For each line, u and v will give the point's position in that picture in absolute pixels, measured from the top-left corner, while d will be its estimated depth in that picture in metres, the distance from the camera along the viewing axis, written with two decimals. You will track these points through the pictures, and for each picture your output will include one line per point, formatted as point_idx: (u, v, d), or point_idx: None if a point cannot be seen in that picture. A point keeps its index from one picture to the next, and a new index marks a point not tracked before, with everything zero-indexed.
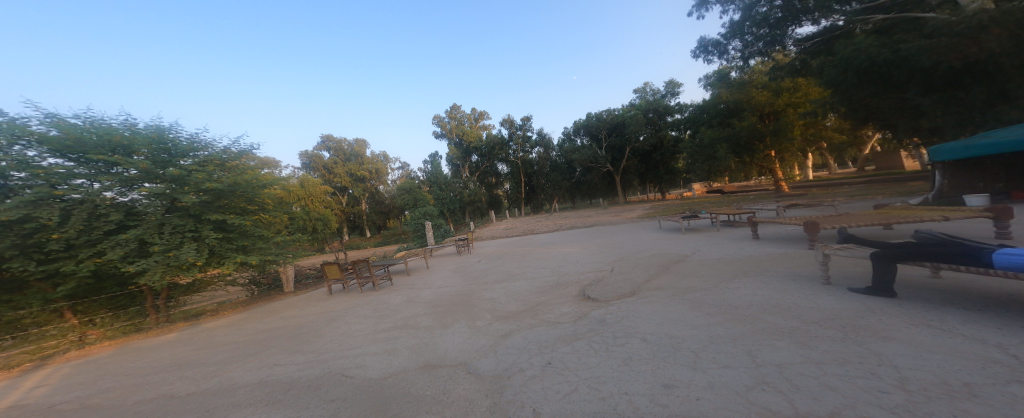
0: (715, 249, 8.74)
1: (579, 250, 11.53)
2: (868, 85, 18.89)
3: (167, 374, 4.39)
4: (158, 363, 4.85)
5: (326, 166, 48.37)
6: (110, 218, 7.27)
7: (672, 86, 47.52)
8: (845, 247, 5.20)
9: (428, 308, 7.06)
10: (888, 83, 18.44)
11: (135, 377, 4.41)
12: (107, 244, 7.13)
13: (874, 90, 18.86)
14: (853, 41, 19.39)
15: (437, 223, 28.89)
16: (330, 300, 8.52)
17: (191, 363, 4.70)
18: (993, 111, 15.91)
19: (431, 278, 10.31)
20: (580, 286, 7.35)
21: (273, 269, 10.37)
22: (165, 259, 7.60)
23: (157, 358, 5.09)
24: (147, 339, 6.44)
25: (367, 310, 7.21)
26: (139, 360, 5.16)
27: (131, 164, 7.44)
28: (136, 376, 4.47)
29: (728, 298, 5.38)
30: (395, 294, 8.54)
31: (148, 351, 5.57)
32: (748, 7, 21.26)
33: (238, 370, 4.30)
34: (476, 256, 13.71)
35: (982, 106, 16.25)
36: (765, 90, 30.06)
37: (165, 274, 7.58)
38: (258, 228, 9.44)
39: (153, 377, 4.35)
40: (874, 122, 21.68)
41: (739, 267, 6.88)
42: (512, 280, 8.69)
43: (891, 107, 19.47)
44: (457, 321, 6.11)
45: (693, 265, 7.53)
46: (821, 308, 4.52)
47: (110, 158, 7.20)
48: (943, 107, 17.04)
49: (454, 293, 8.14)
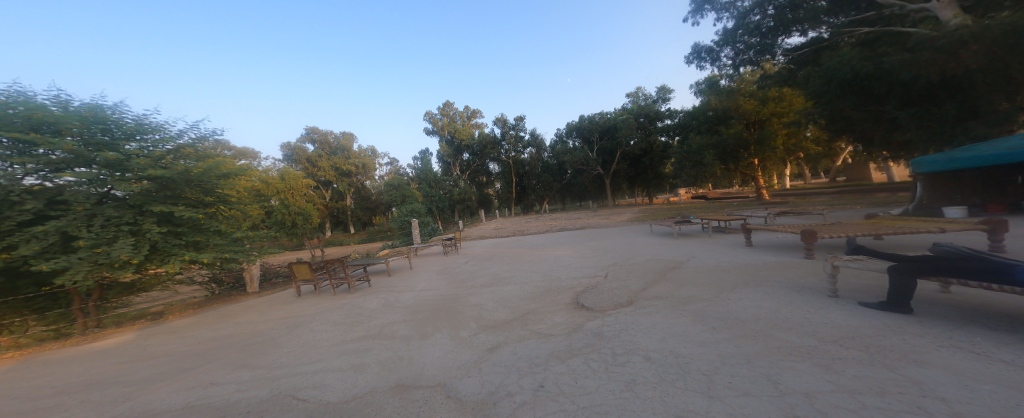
0: (711, 256, 8.38)
1: (570, 253, 11.05)
2: (851, 97, 19.13)
3: (68, 397, 3.61)
4: (63, 382, 4.03)
5: (311, 159, 46.61)
6: (23, 207, 6.27)
7: (662, 92, 48.06)
8: (856, 258, 4.70)
9: (407, 315, 6.41)
10: (870, 95, 18.72)
11: (25, 402, 3.61)
12: (19, 238, 6.11)
13: (857, 102, 19.16)
14: (839, 53, 19.85)
15: (425, 220, 28.03)
16: (298, 303, 7.72)
17: (105, 383, 3.92)
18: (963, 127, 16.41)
19: (413, 279, 9.64)
20: (573, 292, 6.86)
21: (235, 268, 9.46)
22: (93, 256, 6.61)
23: (65, 375, 4.27)
24: (63, 351, 5.51)
25: (338, 315, 6.51)
26: (42, 378, 4.32)
27: (54, 145, 6.44)
28: (27, 400, 3.66)
29: (732, 309, 4.91)
30: (372, 297, 7.82)
31: (59, 365, 4.71)
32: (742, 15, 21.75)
33: (159, 393, 3.56)
34: (464, 257, 13.05)
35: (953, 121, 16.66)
36: (752, 99, 30.53)
37: (92, 274, 6.60)
38: (214, 222, 8.52)
39: (49, 401, 3.56)
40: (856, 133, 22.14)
41: (739, 274, 6.49)
42: (499, 285, 8.12)
43: (872, 119, 19.86)
44: (439, 331, 5.51)
45: (691, 272, 7.15)
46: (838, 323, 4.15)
47: (25, 137, 6.18)
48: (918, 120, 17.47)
49: (437, 298, 7.51)
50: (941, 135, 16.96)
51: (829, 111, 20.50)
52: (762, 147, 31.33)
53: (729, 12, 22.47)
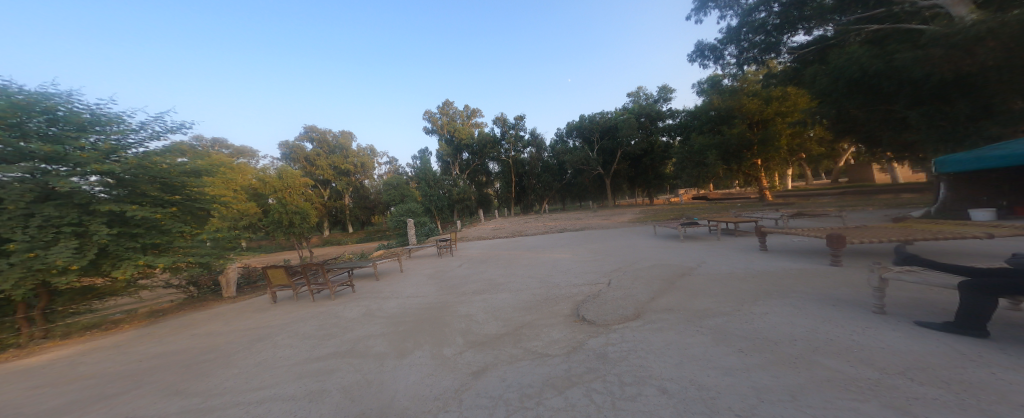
0: (723, 261, 7.69)
1: (570, 256, 10.38)
2: (859, 97, 18.44)
3: None
4: None
5: (308, 158, 45.89)
6: None
7: (664, 92, 47.45)
8: (907, 270, 3.92)
9: (387, 326, 5.75)
10: (880, 94, 18.00)
11: None
12: None
13: (866, 101, 18.47)
14: (847, 51, 18.85)
15: (422, 220, 27.41)
16: (271, 311, 7.04)
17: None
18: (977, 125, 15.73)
19: (402, 284, 8.98)
20: (572, 302, 6.17)
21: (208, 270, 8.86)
22: (27, 261, 5.97)
23: None
24: None
25: (310, 326, 5.83)
26: None
27: None
28: None
29: (760, 325, 4.16)
30: (352, 305, 7.14)
31: None
32: (747, 13, 21.07)
33: None
34: (458, 260, 12.40)
35: (967, 120, 15.94)
36: (756, 99, 29.90)
37: (26, 280, 5.98)
38: (177, 223, 7.83)
39: None
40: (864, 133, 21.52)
41: (760, 283, 5.76)
42: (492, 292, 7.45)
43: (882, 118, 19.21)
44: (419, 348, 4.82)
45: (703, 280, 6.45)
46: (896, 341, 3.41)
47: None
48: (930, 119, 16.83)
49: (423, 306, 6.85)
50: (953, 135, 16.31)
51: (838, 110, 19.76)
52: (766, 147, 30.58)
53: (732, 10, 21.85)
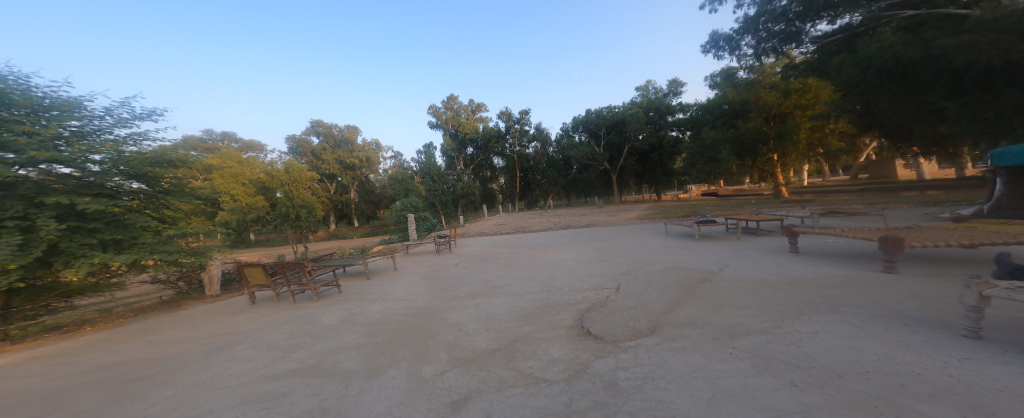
0: (749, 265, 6.80)
1: (574, 256, 9.61)
2: (890, 87, 17.07)
3: None
4: None
5: (314, 152, 45.99)
6: None
7: (674, 85, 46.03)
8: (1017, 287, 3.02)
9: (366, 336, 5.07)
10: (913, 84, 16.61)
11: None
12: None
13: (897, 91, 17.13)
14: (879, 38, 17.34)
15: (422, 215, 26.86)
16: (245, 313, 6.39)
17: None
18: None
19: (392, 284, 8.33)
20: (577, 313, 5.40)
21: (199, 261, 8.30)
22: None
23: None
24: None
25: (279, 332, 5.15)
26: None
27: None
28: None
29: (812, 350, 3.29)
30: (334, 308, 6.48)
31: None
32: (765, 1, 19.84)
33: None
34: (455, 258, 11.74)
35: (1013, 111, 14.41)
36: (774, 91, 28.51)
37: None
38: (140, 218, 7.41)
39: None
40: (892, 126, 20.14)
41: (801, 292, 4.89)
42: (487, 296, 6.73)
43: (913, 110, 17.89)
44: (394, 367, 4.11)
45: (729, 288, 5.60)
46: (1010, 378, 2.53)
47: None
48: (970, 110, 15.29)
49: (410, 312, 6.16)
50: (994, 128, 14.96)
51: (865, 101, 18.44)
52: (783, 141, 28.99)
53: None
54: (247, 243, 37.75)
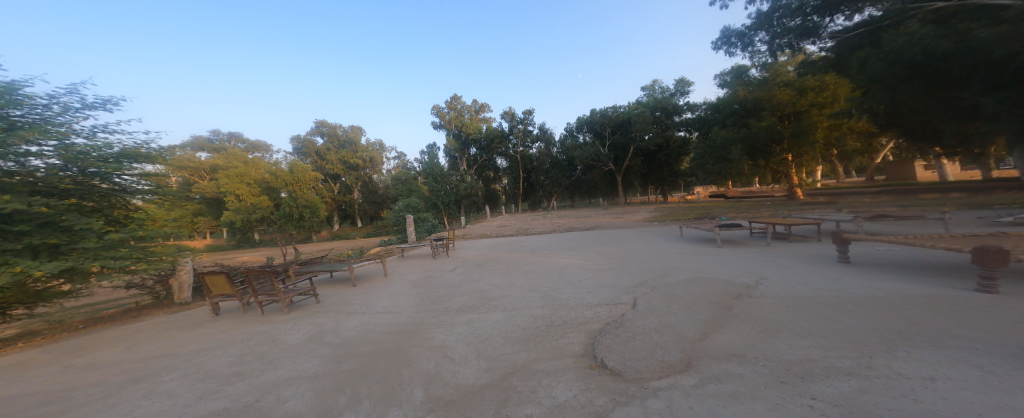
0: (792, 278, 5.74)
1: (581, 262, 8.62)
2: (919, 83, 15.53)
3: None
4: None
5: (319, 152, 45.88)
6: None
7: (681, 84, 44.76)
8: None
9: (330, 361, 4.14)
10: (947, 79, 15.07)
11: None
12: None
13: (928, 88, 15.63)
14: (906, 32, 15.64)
15: (422, 217, 26.10)
16: (203, 326, 5.50)
17: None
18: None
19: (378, 293, 7.42)
20: (589, 337, 4.41)
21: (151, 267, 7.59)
22: None
23: None
24: None
25: (227, 355, 4.23)
26: None
27: None
28: None
29: (940, 408, 2.26)
30: (305, 321, 5.56)
31: None
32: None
33: None
34: (451, 262, 10.82)
35: None
36: (788, 89, 27.03)
37: None
38: (80, 219, 6.73)
39: None
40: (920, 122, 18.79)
41: (874, 321, 3.90)
42: (482, 312, 5.75)
43: (946, 108, 16.53)
44: (353, 409, 3.16)
45: (777, 308, 4.56)
46: None
47: None
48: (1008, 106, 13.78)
49: (391, 329, 5.24)
50: None
51: (891, 99, 17.03)
52: (799, 141, 27.48)
53: None
54: (252, 243, 37.54)
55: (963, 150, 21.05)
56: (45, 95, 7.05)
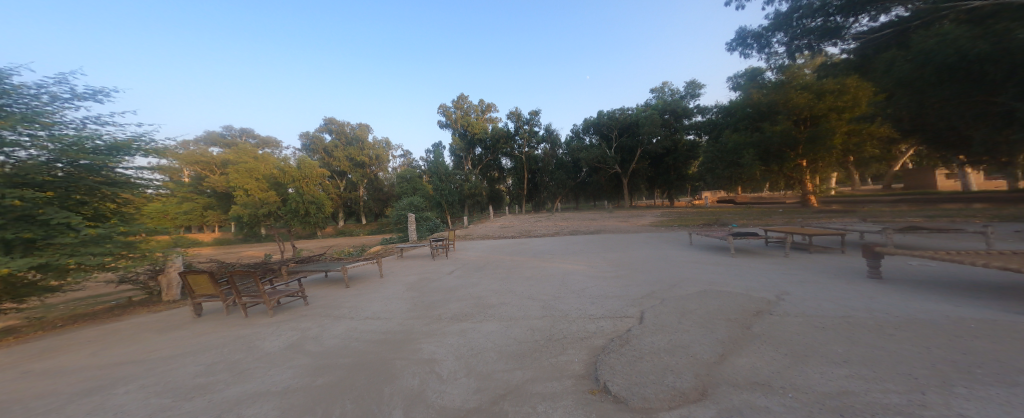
0: (817, 295, 5.22)
1: (584, 269, 8.19)
2: (950, 86, 14.70)
3: None
4: None
5: (326, 149, 46.09)
6: None
7: (692, 87, 43.87)
8: None
9: (305, 372, 3.76)
10: (980, 83, 14.26)
11: None
12: None
13: (960, 92, 14.74)
14: (937, 33, 14.83)
15: (425, 216, 25.86)
16: (182, 328, 5.19)
17: None
18: None
19: (370, 296, 7.08)
20: (592, 355, 3.96)
21: (132, 264, 7.38)
22: None
23: None
24: None
25: (195, 364, 3.88)
26: None
27: None
28: None
29: None
30: (288, 326, 5.21)
31: None
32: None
33: None
34: (450, 264, 10.47)
35: None
36: (805, 92, 26.17)
37: None
38: (57, 212, 6.51)
39: None
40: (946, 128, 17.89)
41: (921, 348, 3.39)
42: (477, 321, 5.35)
43: (976, 114, 15.62)
44: None
45: (804, 328, 4.07)
46: None
47: None
48: None
49: (377, 337, 4.86)
50: None
51: (916, 103, 16.06)
52: (814, 146, 26.58)
53: None
54: (257, 237, 37.69)
55: (987, 159, 20.10)
56: (32, 83, 6.87)
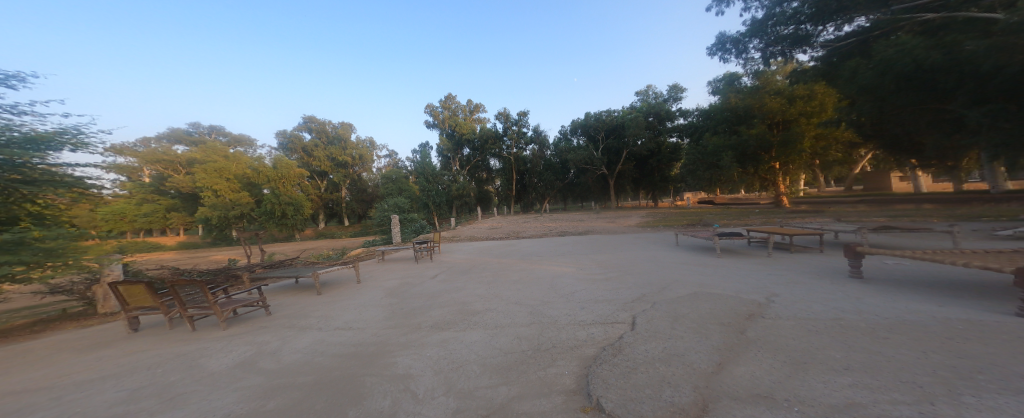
0: (808, 297, 5.14)
1: (573, 271, 7.93)
2: (910, 93, 15.30)
3: None
4: None
5: (306, 148, 44.36)
6: None
7: (674, 90, 44.82)
8: None
9: (254, 396, 3.28)
10: (933, 91, 15.03)
11: None
12: None
13: (915, 99, 15.42)
14: (897, 42, 15.43)
15: (411, 217, 25.14)
16: (118, 346, 4.60)
17: None
18: None
19: (344, 303, 6.58)
20: (583, 367, 3.67)
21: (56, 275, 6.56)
22: None
23: None
24: None
25: (124, 389, 3.35)
26: None
27: None
28: None
29: None
30: (244, 340, 4.68)
31: None
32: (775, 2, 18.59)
33: None
34: (434, 267, 10.03)
35: None
36: (778, 97, 27.10)
37: None
38: None
39: None
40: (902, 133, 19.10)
41: (920, 352, 3.26)
42: (459, 330, 4.98)
43: (930, 120, 16.52)
44: None
45: (800, 332, 3.91)
46: None
47: None
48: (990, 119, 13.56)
49: (347, 350, 4.41)
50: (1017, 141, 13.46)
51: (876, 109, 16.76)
52: (787, 149, 27.55)
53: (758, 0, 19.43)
54: (228, 240, 35.75)
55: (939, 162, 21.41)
56: None
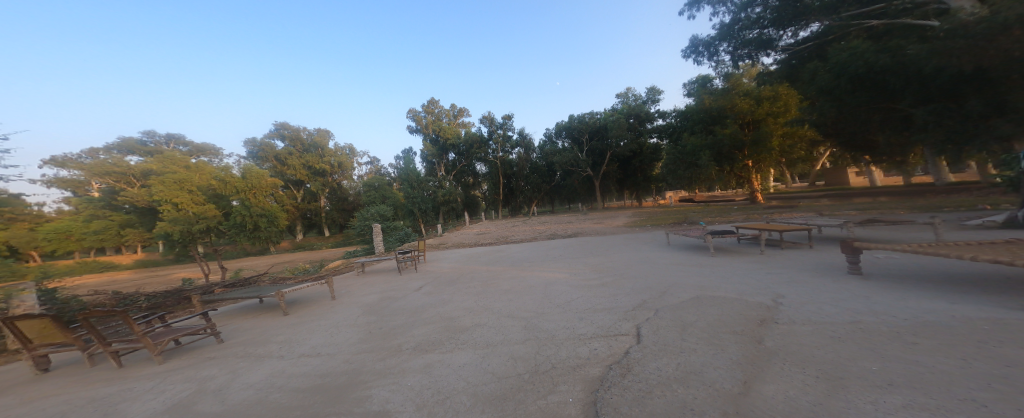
0: (817, 297, 4.84)
1: (567, 277, 7.46)
2: (863, 93, 15.80)
3: None
4: None
5: (279, 157, 42.31)
6: None
7: (653, 92, 45.67)
8: None
9: None
10: (885, 91, 15.59)
11: None
12: None
13: (868, 99, 15.93)
14: (850, 46, 16.02)
15: (394, 226, 24.12)
16: (21, 391, 3.78)
17: None
18: (987, 126, 13.24)
19: (314, 324, 5.84)
20: (589, 392, 3.16)
21: None
22: None
23: None
24: None
25: None
26: None
27: None
28: None
29: None
30: (182, 377, 3.91)
31: None
32: (739, 8, 18.33)
33: None
34: (419, 278, 9.37)
35: (975, 119, 13.46)
36: (747, 98, 27.97)
37: None
38: None
39: None
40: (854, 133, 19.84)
41: (960, 359, 2.93)
42: (444, 352, 4.38)
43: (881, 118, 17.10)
44: None
45: (823, 339, 3.56)
46: None
47: None
48: (934, 116, 14.20)
49: (310, 384, 3.73)
50: (960, 135, 14.01)
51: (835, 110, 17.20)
52: (758, 148, 28.32)
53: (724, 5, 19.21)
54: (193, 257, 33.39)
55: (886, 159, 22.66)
56: None
